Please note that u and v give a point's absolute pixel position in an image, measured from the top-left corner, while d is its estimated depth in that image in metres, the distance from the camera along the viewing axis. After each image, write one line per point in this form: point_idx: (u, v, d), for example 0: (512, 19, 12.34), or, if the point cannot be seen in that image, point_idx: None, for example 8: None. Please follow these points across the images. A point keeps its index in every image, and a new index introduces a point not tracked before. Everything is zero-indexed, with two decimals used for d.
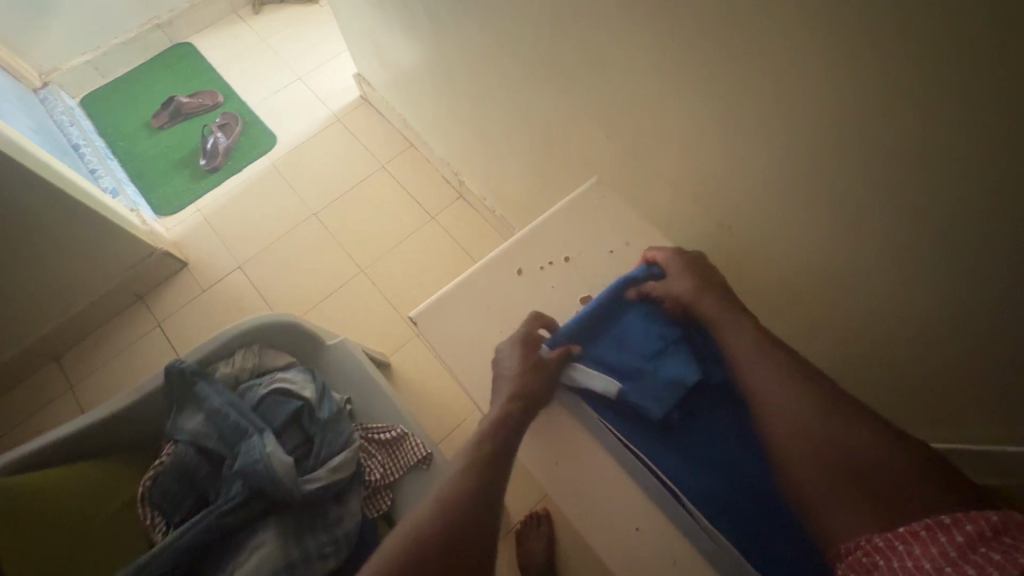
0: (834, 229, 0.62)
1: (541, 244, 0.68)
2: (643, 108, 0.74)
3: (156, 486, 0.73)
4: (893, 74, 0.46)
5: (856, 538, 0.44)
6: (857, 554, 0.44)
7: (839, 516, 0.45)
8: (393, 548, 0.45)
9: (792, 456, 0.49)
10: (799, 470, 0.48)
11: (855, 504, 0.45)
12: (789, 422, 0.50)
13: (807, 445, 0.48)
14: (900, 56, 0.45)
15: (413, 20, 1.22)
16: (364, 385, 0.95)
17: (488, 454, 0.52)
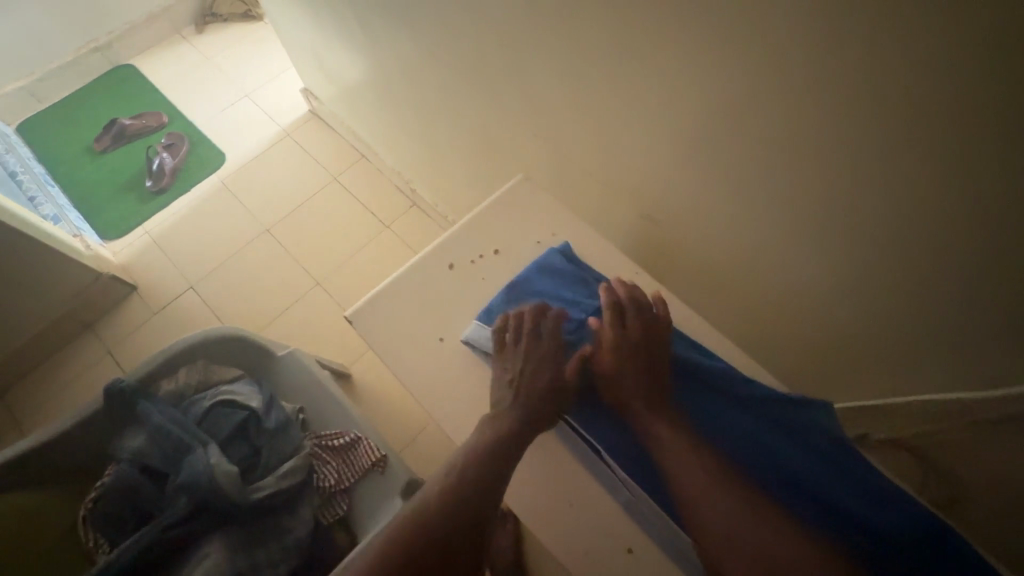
0: (742, 207, 0.66)
1: (472, 239, 0.71)
2: (565, 106, 0.78)
3: (98, 508, 0.71)
4: (767, 57, 0.51)
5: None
6: None
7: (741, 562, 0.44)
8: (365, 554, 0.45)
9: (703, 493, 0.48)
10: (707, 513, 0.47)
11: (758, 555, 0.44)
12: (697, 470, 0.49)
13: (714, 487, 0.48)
14: (770, 40, 0.49)
15: (352, 35, 1.25)
16: (316, 391, 0.95)
17: (467, 455, 0.53)
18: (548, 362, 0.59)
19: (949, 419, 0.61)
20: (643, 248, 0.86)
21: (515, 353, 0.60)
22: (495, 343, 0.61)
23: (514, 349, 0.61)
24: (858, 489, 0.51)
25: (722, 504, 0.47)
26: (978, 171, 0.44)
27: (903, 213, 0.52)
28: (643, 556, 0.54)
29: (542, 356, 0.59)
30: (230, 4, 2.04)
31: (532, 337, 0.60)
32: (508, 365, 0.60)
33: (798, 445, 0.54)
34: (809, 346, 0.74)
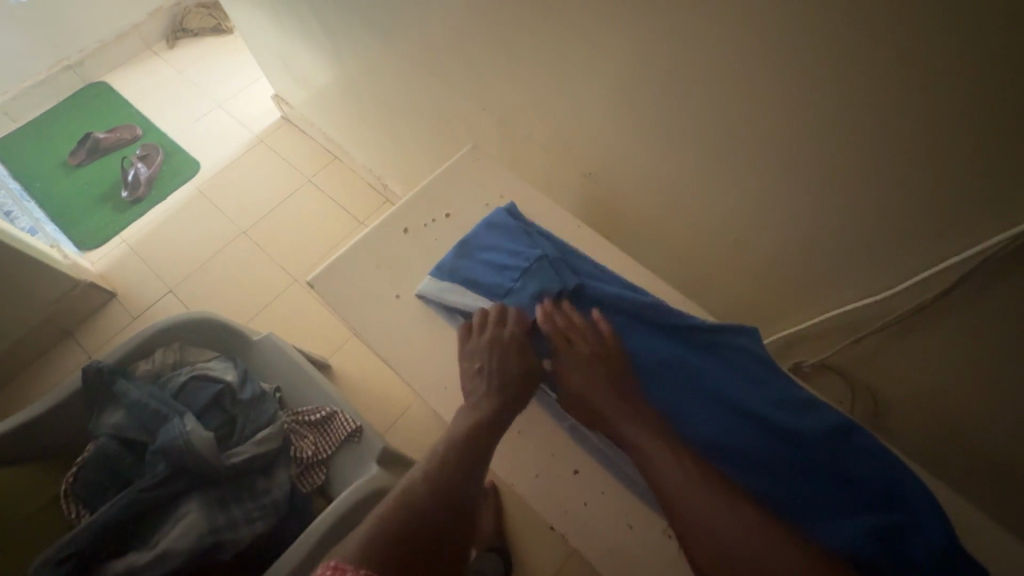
0: (665, 162, 0.72)
1: (425, 206, 0.76)
2: (509, 83, 0.84)
3: (80, 479, 0.74)
4: (660, 17, 0.57)
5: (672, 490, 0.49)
6: (674, 507, 0.48)
7: (663, 470, 0.50)
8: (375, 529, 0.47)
9: (629, 424, 0.54)
10: (634, 437, 0.53)
11: (679, 463, 0.50)
12: (625, 407, 0.55)
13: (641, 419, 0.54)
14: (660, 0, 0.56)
15: (314, 37, 1.30)
16: (290, 370, 0.98)
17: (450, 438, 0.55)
18: (515, 338, 0.61)
19: (859, 334, 0.65)
20: (592, 215, 0.92)
21: (482, 335, 0.62)
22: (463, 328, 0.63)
23: (478, 335, 0.62)
24: (769, 396, 0.57)
25: (644, 437, 0.53)
26: (844, 106, 0.51)
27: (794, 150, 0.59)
28: (586, 476, 0.59)
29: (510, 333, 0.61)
30: (199, 18, 2.09)
31: (495, 324, 0.62)
32: (476, 347, 0.61)
33: (723, 371, 0.59)
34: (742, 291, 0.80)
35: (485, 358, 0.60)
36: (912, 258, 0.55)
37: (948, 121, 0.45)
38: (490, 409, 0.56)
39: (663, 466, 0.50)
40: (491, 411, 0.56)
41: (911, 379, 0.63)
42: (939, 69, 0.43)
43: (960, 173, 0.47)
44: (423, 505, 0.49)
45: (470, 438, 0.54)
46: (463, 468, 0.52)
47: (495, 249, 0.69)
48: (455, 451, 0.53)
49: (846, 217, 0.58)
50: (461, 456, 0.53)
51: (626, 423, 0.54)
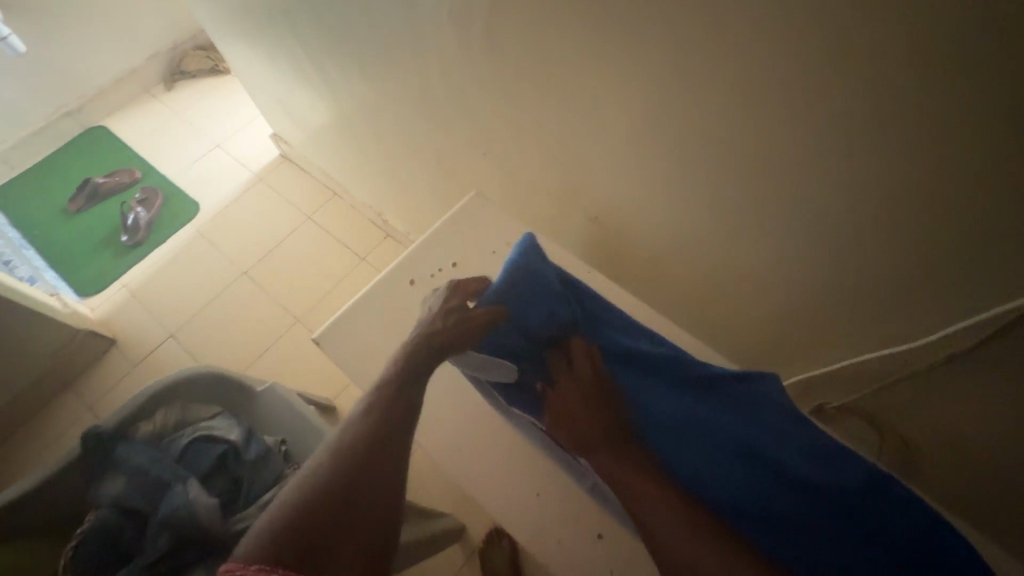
0: (672, 204, 0.71)
1: (430, 256, 0.75)
2: (510, 126, 0.83)
3: (78, 557, 0.70)
4: (663, 65, 0.56)
5: (661, 528, 0.46)
6: (664, 546, 0.45)
7: (651, 507, 0.47)
8: (289, 492, 0.44)
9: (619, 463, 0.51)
10: (624, 476, 0.50)
11: (669, 501, 0.47)
12: (615, 445, 0.53)
13: (627, 458, 0.52)
14: (661, 50, 0.55)
15: (312, 81, 1.31)
16: (297, 424, 0.95)
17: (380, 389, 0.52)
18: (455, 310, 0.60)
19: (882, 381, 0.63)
20: (597, 253, 0.90)
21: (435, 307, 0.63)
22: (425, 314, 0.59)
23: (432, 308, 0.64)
24: (804, 452, 0.54)
25: (632, 476, 0.50)
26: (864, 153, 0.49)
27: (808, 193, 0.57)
28: (611, 542, 0.56)
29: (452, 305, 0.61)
30: (196, 61, 2.11)
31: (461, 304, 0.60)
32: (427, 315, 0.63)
33: (734, 418, 0.56)
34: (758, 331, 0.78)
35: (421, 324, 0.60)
36: (941, 303, 0.53)
37: (975, 173, 0.43)
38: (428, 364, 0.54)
39: (654, 506, 0.47)
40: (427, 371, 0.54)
41: (946, 428, 0.60)
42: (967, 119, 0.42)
43: (990, 223, 0.45)
44: (344, 468, 0.45)
45: (385, 405, 0.50)
46: (375, 438, 0.47)
47: (529, 301, 0.61)
48: (384, 406, 0.50)
49: (867, 264, 0.56)
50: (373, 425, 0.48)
51: (615, 463, 0.52)
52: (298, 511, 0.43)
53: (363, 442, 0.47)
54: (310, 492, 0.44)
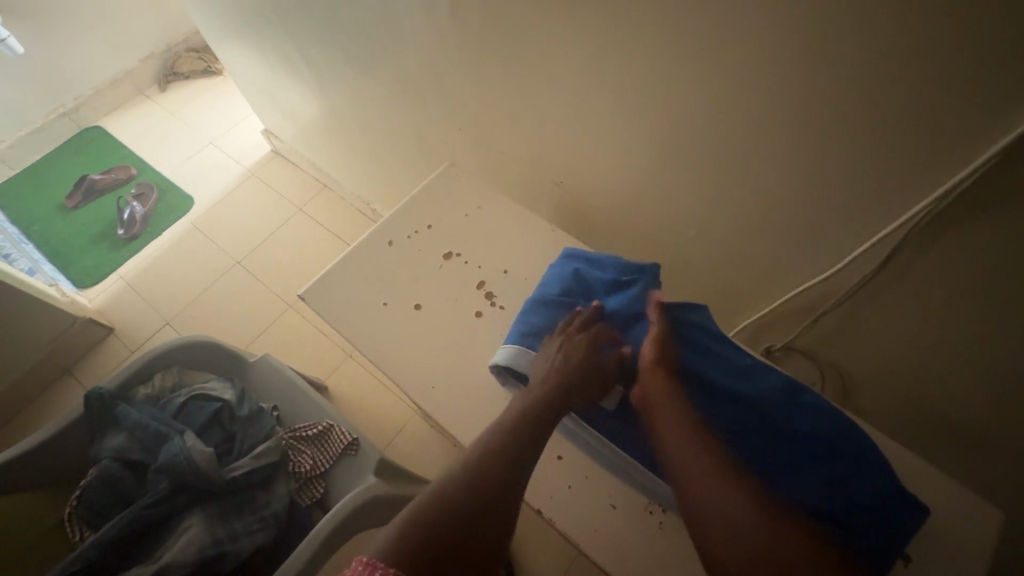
0: (624, 167, 0.77)
1: (407, 219, 0.81)
2: (480, 103, 0.90)
3: (82, 502, 0.77)
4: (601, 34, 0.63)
5: (714, 511, 0.46)
6: (714, 529, 0.45)
7: (705, 490, 0.47)
8: (446, 481, 0.49)
9: (676, 440, 0.52)
10: (681, 454, 0.51)
11: (727, 486, 0.47)
12: (676, 424, 0.53)
13: (689, 438, 0.51)
14: (598, 21, 0.61)
15: (300, 74, 1.37)
16: (287, 390, 1.01)
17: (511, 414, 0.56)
18: (583, 355, 0.60)
19: (816, 317, 0.70)
20: (568, 221, 0.97)
21: (556, 343, 0.62)
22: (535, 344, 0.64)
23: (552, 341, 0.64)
24: (733, 370, 0.61)
25: (689, 456, 0.50)
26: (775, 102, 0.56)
27: None
28: (569, 461, 0.62)
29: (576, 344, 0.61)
30: (189, 62, 2.18)
31: (569, 330, 0.63)
32: (547, 354, 0.62)
33: (704, 358, 0.61)
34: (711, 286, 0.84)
35: (549, 371, 0.60)
36: (858, 236, 0.60)
37: (866, 109, 0.49)
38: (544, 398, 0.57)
39: (709, 488, 0.47)
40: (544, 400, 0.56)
41: (872, 353, 0.68)
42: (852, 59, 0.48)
43: (883, 153, 0.51)
44: (490, 471, 0.50)
45: (514, 428, 0.54)
46: (501, 457, 0.51)
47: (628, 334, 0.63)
48: (519, 421, 0.55)
49: (792, 205, 0.62)
50: (497, 443, 0.52)
51: (673, 440, 0.52)
52: (450, 496, 0.47)
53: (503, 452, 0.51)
54: (463, 483, 0.49)
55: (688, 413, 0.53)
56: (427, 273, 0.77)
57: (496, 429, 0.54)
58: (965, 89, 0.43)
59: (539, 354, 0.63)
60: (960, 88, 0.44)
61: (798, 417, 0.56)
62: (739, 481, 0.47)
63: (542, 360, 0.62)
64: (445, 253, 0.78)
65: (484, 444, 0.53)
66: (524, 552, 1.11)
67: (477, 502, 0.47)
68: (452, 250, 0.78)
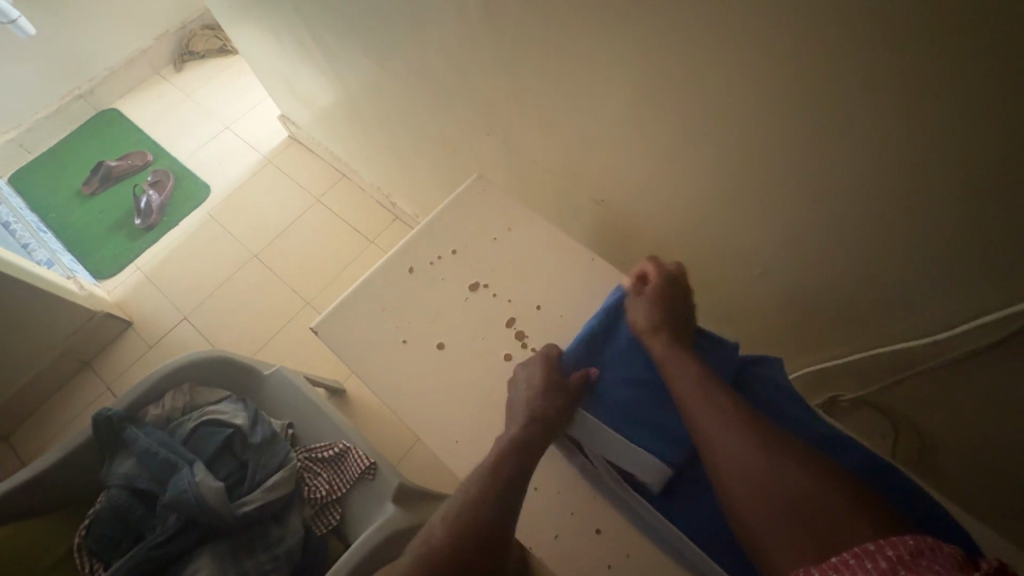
0: (675, 188, 0.68)
1: (429, 242, 0.74)
2: (510, 107, 0.81)
3: (91, 534, 0.74)
4: (661, 40, 0.54)
5: (768, 497, 0.43)
6: (771, 513, 0.43)
7: (756, 476, 0.44)
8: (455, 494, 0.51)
9: (715, 429, 0.48)
10: (722, 444, 0.47)
11: (781, 470, 0.44)
12: (710, 413, 0.49)
13: (728, 424, 0.48)
14: (660, 24, 0.52)
15: (315, 61, 1.28)
16: (302, 408, 0.95)
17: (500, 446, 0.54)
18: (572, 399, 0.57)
19: (898, 371, 0.61)
20: (603, 239, 0.88)
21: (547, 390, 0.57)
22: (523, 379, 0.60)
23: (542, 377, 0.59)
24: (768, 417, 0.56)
25: (729, 442, 0.47)
26: (876, 131, 0.46)
27: (817, 177, 0.54)
28: (609, 535, 0.56)
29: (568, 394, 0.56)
30: (204, 40, 2.10)
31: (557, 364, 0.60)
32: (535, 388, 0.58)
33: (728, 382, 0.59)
34: (766, 323, 0.75)
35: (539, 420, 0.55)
36: (967, 289, 0.50)
37: (1012, 156, 0.40)
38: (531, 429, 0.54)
39: (760, 474, 0.44)
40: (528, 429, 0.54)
41: (965, 423, 0.59)
42: (993, 84, 0.38)
43: (1020, 208, 0.42)
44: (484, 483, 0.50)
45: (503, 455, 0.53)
46: (491, 503, 0.49)
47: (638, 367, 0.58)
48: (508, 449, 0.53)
49: (888, 251, 0.54)
50: (487, 490, 0.50)
51: (712, 429, 0.48)
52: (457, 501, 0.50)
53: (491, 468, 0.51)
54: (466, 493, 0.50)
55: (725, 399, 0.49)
56: (451, 306, 0.70)
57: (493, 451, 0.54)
58: None
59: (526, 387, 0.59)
60: None
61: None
62: (758, 426, 0.47)
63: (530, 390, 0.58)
64: (469, 284, 0.70)
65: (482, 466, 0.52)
66: None
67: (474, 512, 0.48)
68: (477, 281, 0.71)
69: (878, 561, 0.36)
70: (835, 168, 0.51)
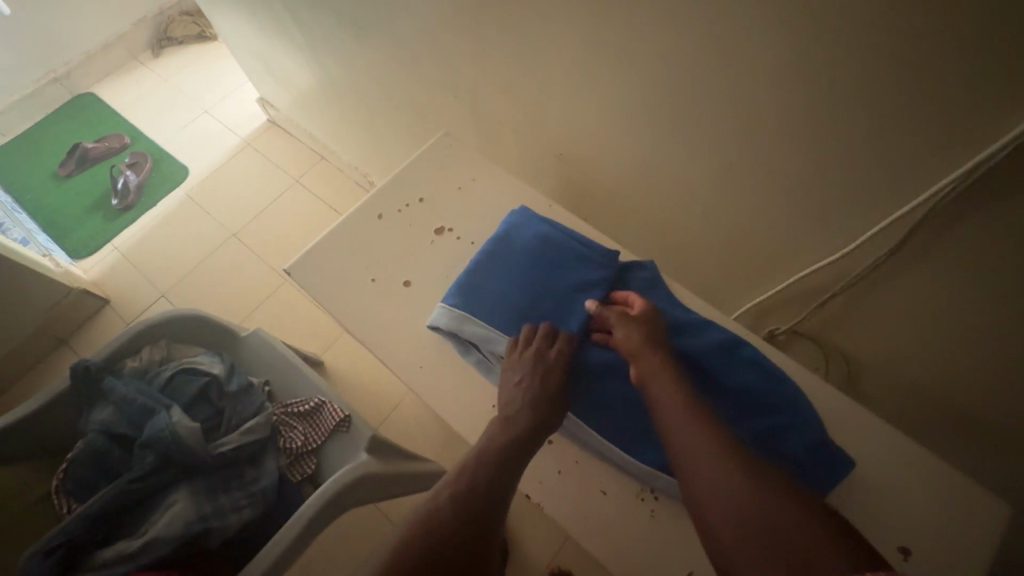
0: (624, 137, 0.74)
1: (398, 191, 0.78)
2: (476, 69, 0.85)
3: (69, 475, 0.76)
4: None
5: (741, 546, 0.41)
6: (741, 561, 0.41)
7: (732, 524, 0.42)
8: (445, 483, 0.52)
9: (699, 467, 0.46)
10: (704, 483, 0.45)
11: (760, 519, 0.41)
12: (696, 445, 0.47)
13: (714, 463, 0.45)
14: None
15: (293, 40, 1.31)
16: (277, 364, 0.98)
17: (486, 442, 0.55)
18: (553, 371, 0.58)
19: (824, 295, 0.69)
20: (566, 195, 0.93)
21: (525, 364, 0.59)
22: (507, 346, 0.62)
23: (523, 350, 0.61)
24: (676, 326, 0.62)
25: (707, 479, 0.45)
26: (785, 65, 0.52)
27: (741, 115, 0.60)
28: (560, 446, 0.60)
29: (542, 357, 0.59)
30: (183, 27, 2.11)
31: (542, 340, 0.60)
32: (516, 369, 0.60)
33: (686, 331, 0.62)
34: (713, 265, 0.81)
35: (523, 399, 0.57)
36: (873, 207, 0.57)
37: (897, 77, 0.47)
38: (522, 430, 0.55)
39: (738, 521, 0.42)
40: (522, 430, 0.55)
41: (884, 335, 0.66)
42: (872, 12, 0.44)
43: (909, 124, 0.49)
44: (472, 483, 0.51)
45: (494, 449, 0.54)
46: (479, 495, 0.50)
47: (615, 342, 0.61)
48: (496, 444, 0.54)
49: (809, 180, 0.60)
50: (474, 484, 0.51)
51: (695, 466, 0.46)
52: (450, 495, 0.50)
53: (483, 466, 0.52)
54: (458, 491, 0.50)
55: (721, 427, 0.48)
56: (418, 248, 0.74)
57: (484, 446, 0.54)
58: (988, 41, 0.41)
59: (512, 372, 0.59)
60: (985, 43, 0.41)
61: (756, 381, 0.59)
62: (734, 447, 0.46)
63: (513, 370, 0.60)
64: (435, 227, 0.75)
65: (470, 461, 0.53)
66: (518, 533, 1.11)
67: (467, 508, 0.49)
68: (443, 225, 0.75)
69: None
70: (757, 105, 0.57)
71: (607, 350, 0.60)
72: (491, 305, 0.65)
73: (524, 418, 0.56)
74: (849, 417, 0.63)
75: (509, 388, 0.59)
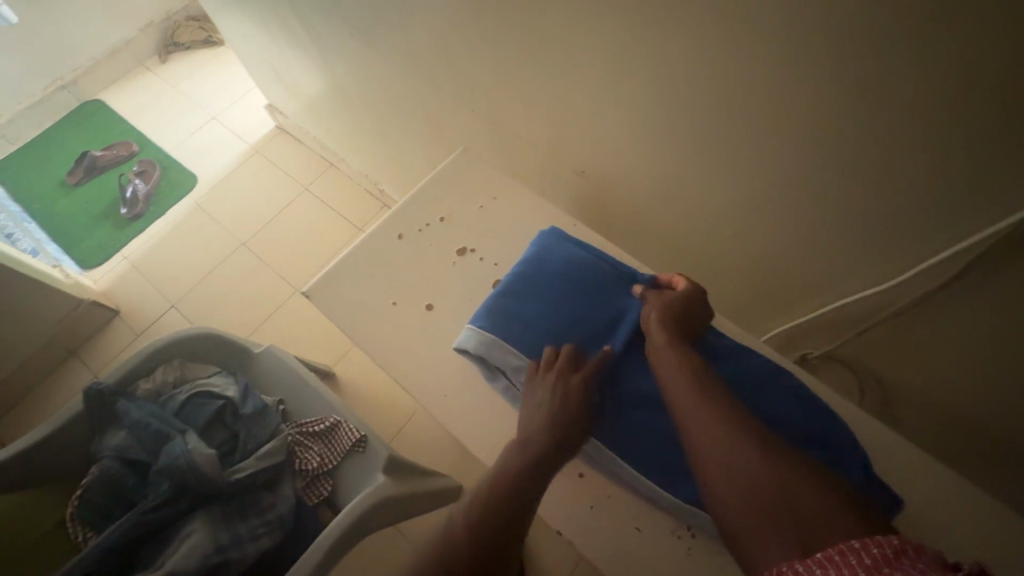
0: (651, 155, 0.71)
1: (418, 211, 0.76)
2: (495, 83, 0.83)
3: (84, 503, 0.75)
4: (630, 9, 0.57)
5: (744, 515, 0.42)
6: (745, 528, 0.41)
7: (736, 495, 0.43)
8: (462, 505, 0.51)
9: (702, 441, 0.46)
10: (708, 456, 0.45)
11: (762, 489, 0.42)
12: (699, 420, 0.47)
13: (718, 436, 0.45)
14: None
15: (303, 48, 1.29)
16: (292, 383, 0.96)
17: (502, 462, 0.53)
18: (574, 395, 0.55)
19: (862, 319, 0.66)
20: (587, 210, 0.91)
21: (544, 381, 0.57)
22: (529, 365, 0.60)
23: (545, 373, 0.58)
24: (713, 352, 0.60)
25: (710, 451, 0.45)
26: (830, 87, 0.50)
27: (779, 137, 0.57)
28: (592, 480, 0.58)
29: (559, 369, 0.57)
30: (190, 32, 2.09)
31: (564, 368, 0.57)
32: (537, 391, 0.57)
33: (726, 357, 0.60)
34: (742, 285, 0.78)
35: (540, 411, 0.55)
36: (921, 232, 0.54)
37: (954, 101, 0.44)
38: (538, 449, 0.52)
39: (742, 492, 0.43)
40: (538, 450, 0.53)
41: (927, 362, 0.63)
42: (930, 34, 0.42)
43: (965, 149, 0.46)
44: (488, 507, 0.50)
45: (511, 470, 0.52)
46: (494, 518, 0.49)
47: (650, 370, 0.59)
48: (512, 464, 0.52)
49: (852, 203, 0.57)
50: (489, 507, 0.50)
51: (697, 438, 0.46)
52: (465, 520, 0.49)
53: (497, 488, 0.51)
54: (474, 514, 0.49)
55: (730, 406, 0.47)
56: (438, 270, 0.72)
57: (500, 465, 0.53)
58: None
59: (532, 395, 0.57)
60: None
61: (798, 413, 0.56)
62: (743, 425, 0.46)
63: (533, 393, 0.57)
64: (455, 249, 0.73)
65: (486, 482, 0.52)
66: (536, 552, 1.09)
67: (483, 536, 0.48)
68: (463, 246, 0.73)
69: (862, 560, 0.33)
70: (796, 127, 0.55)
71: (641, 380, 0.58)
72: (518, 332, 0.62)
73: (543, 441, 0.53)
74: (891, 449, 0.60)
75: (528, 410, 0.56)
